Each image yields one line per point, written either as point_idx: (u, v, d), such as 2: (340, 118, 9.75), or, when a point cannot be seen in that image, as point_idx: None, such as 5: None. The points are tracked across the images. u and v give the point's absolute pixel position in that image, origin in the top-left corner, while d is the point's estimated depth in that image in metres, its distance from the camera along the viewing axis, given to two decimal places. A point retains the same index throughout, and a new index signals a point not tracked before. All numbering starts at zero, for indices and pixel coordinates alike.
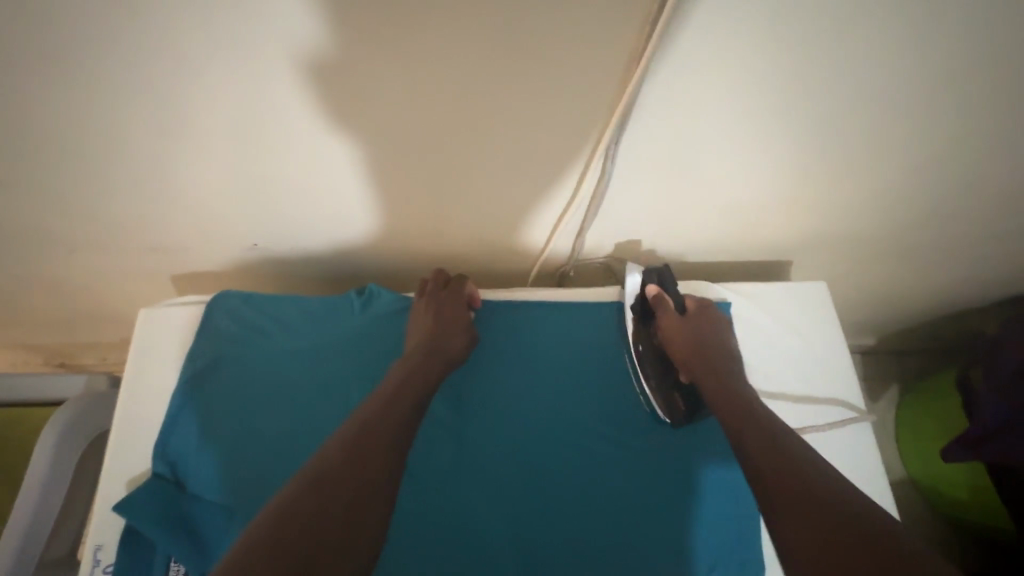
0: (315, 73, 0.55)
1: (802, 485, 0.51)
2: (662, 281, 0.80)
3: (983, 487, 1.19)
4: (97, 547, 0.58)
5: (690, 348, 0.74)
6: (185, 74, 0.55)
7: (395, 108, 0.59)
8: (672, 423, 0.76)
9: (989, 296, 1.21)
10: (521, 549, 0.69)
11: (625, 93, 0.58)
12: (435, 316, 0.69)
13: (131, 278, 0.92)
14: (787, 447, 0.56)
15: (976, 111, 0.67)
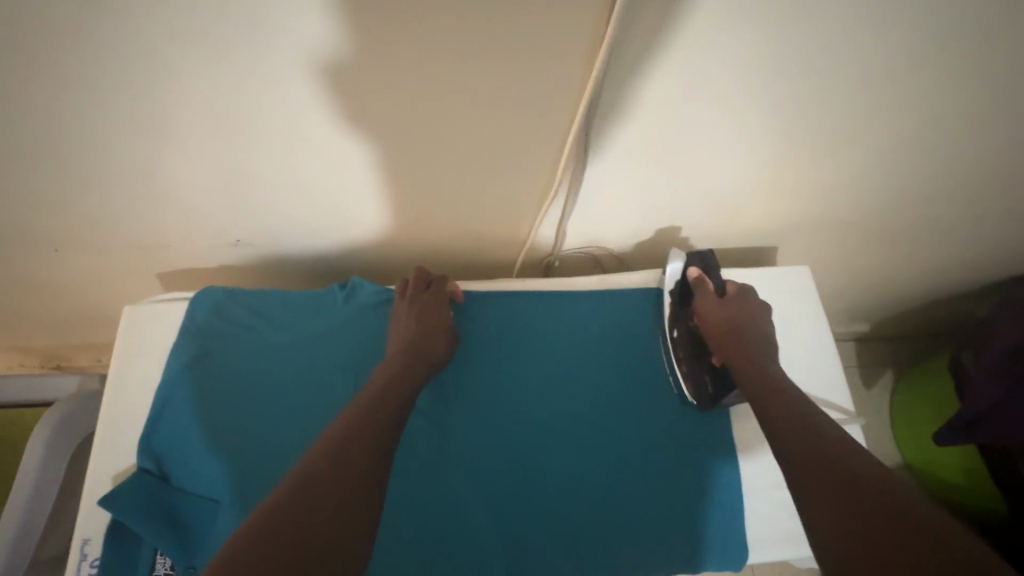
0: (282, 66, 0.54)
1: (831, 468, 0.50)
2: (705, 265, 0.80)
3: (978, 470, 1.19)
4: (84, 540, 0.58)
5: (724, 328, 0.72)
6: (158, 76, 0.54)
7: (372, 103, 0.59)
8: (698, 404, 0.77)
9: (979, 278, 1.20)
10: (508, 541, 0.69)
11: (588, 80, 0.57)
12: (416, 321, 0.68)
13: (115, 277, 0.91)
14: (822, 428, 0.55)
15: (957, 91, 0.66)
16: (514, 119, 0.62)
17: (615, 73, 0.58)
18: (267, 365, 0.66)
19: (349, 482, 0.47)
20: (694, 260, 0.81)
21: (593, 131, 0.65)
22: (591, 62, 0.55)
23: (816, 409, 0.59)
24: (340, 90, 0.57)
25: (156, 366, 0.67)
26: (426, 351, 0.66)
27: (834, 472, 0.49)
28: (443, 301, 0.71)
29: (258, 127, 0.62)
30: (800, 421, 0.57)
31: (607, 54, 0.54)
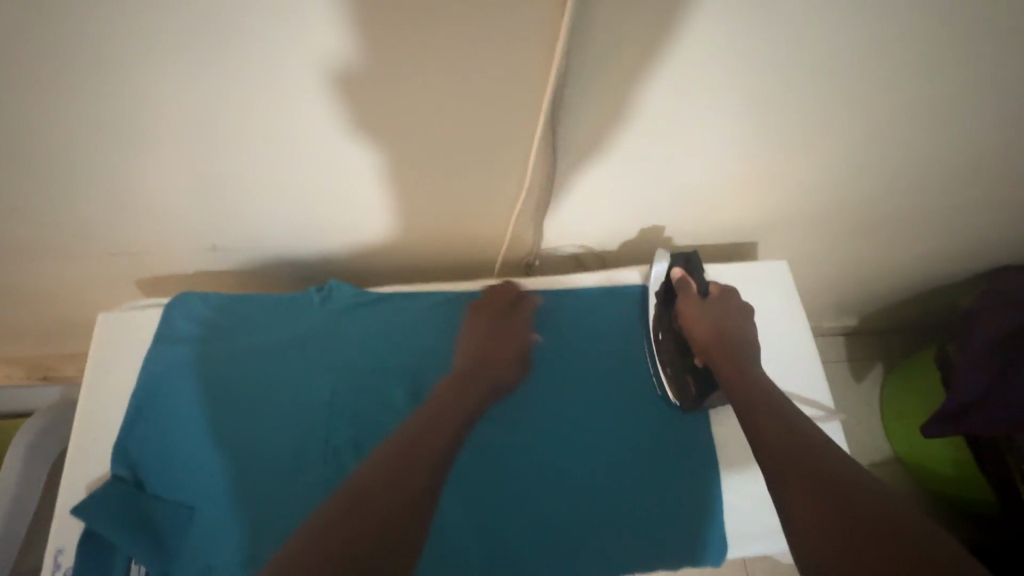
0: (250, 72, 0.54)
1: (813, 472, 0.50)
2: (688, 266, 0.80)
3: (966, 462, 1.20)
4: (57, 549, 0.58)
5: (708, 328, 0.73)
6: (118, 81, 0.54)
7: (335, 103, 0.58)
8: (682, 405, 0.76)
9: (963, 271, 1.21)
10: (487, 542, 0.68)
11: (549, 77, 0.56)
12: (488, 340, 0.67)
13: (90, 285, 0.90)
14: (803, 439, 0.54)
15: (927, 85, 0.67)
16: (482, 118, 0.62)
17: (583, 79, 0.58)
18: (243, 371, 0.66)
19: (403, 494, 0.46)
20: (676, 262, 0.81)
21: (561, 133, 0.64)
22: (551, 59, 0.55)
23: (794, 410, 0.59)
24: (302, 91, 0.57)
25: (129, 375, 0.66)
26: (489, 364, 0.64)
27: (817, 473, 0.50)
28: (524, 321, 0.71)
29: (224, 132, 0.61)
30: (781, 421, 0.57)
31: (574, 55, 0.54)
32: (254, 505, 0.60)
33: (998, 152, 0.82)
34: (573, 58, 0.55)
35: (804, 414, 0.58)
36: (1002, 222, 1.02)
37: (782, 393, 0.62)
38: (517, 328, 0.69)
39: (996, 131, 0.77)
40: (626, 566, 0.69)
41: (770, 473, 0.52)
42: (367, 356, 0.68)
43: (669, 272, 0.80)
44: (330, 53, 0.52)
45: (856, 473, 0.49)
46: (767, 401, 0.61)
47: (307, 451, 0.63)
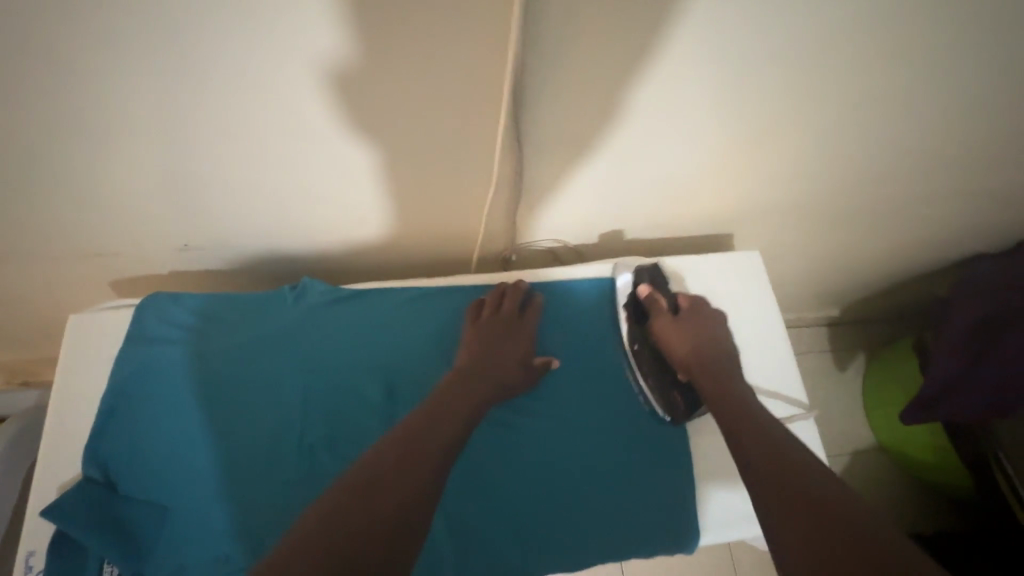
0: (211, 70, 0.54)
1: (795, 483, 0.50)
2: (654, 280, 0.79)
3: (945, 448, 1.22)
4: (28, 553, 0.58)
5: (686, 345, 0.71)
6: (72, 80, 0.53)
7: (294, 94, 0.58)
8: (673, 420, 0.74)
9: (939, 260, 1.22)
10: (461, 537, 0.67)
11: (506, 69, 0.56)
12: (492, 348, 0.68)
13: (58, 291, 0.88)
14: (784, 449, 0.54)
15: (891, 75, 0.67)
16: (445, 112, 0.61)
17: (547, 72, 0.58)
18: (217, 371, 0.65)
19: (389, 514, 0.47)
20: (642, 275, 0.80)
21: (525, 125, 0.64)
22: (506, 49, 0.54)
23: (770, 418, 0.60)
24: (259, 83, 0.56)
25: (98, 379, 0.65)
26: (496, 370, 0.66)
27: (797, 481, 0.50)
28: (530, 325, 0.73)
29: (186, 128, 0.61)
30: (759, 430, 0.58)
31: (536, 47, 0.54)
32: (229, 504, 0.60)
33: (968, 139, 0.82)
34: (529, 48, 0.54)
35: (783, 425, 0.59)
36: (977, 210, 1.03)
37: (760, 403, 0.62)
38: (523, 328, 0.72)
39: (963, 117, 0.77)
40: (602, 558, 0.68)
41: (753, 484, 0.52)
42: (341, 352, 0.68)
43: (636, 286, 0.78)
44: (283, 45, 0.52)
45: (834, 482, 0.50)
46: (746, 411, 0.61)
47: (282, 448, 0.63)
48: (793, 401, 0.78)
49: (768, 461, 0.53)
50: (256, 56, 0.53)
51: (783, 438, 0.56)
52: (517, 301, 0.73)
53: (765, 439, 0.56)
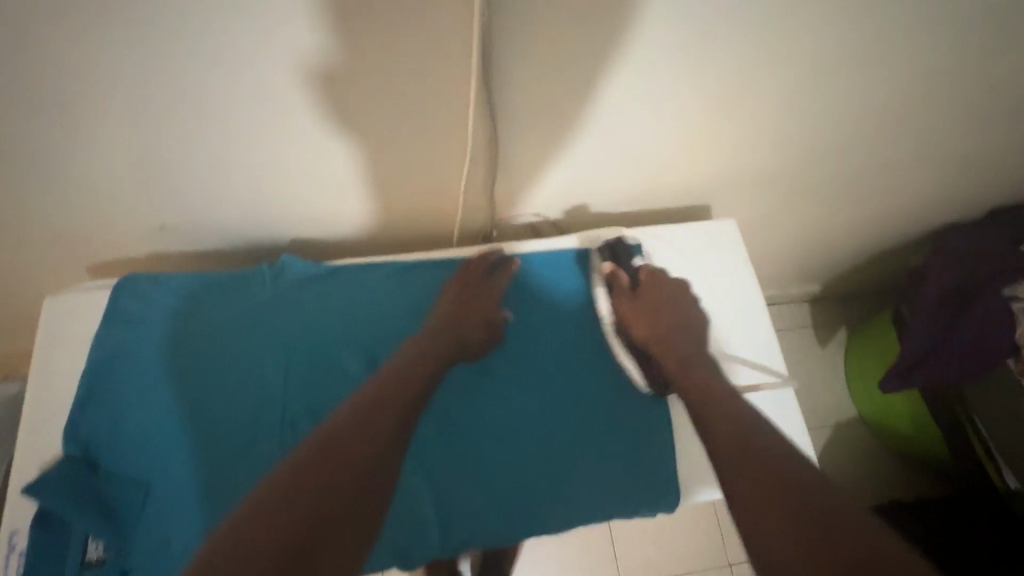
0: (174, 38, 0.53)
1: (757, 452, 0.51)
2: (616, 254, 0.78)
3: (922, 416, 1.24)
4: (11, 532, 0.57)
5: (645, 322, 0.71)
6: (28, 47, 0.52)
7: (261, 63, 0.57)
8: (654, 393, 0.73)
9: (913, 232, 1.24)
10: (445, 503, 0.68)
11: (474, 29, 0.55)
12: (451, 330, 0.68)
13: (30, 282, 0.86)
14: (749, 420, 0.55)
15: (861, 41, 0.68)
16: (416, 80, 0.61)
17: (516, 39, 0.57)
18: (197, 350, 0.65)
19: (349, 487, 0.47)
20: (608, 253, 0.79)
21: (497, 93, 0.64)
22: (472, 10, 0.54)
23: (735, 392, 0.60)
24: (225, 51, 0.55)
25: (76, 360, 0.65)
26: (460, 340, 0.67)
27: (762, 450, 0.51)
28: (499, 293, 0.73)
29: (154, 103, 0.59)
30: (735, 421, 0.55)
31: (504, 11, 0.54)
32: (213, 479, 0.60)
33: (939, 106, 0.83)
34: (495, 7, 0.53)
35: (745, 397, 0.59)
36: (950, 179, 1.04)
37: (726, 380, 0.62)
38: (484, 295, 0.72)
39: (932, 85, 0.78)
40: (582, 520, 0.70)
41: (720, 456, 0.52)
42: (323, 329, 0.68)
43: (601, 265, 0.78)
44: (249, 9, 0.51)
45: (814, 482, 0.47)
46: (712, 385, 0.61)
47: (264, 425, 0.63)
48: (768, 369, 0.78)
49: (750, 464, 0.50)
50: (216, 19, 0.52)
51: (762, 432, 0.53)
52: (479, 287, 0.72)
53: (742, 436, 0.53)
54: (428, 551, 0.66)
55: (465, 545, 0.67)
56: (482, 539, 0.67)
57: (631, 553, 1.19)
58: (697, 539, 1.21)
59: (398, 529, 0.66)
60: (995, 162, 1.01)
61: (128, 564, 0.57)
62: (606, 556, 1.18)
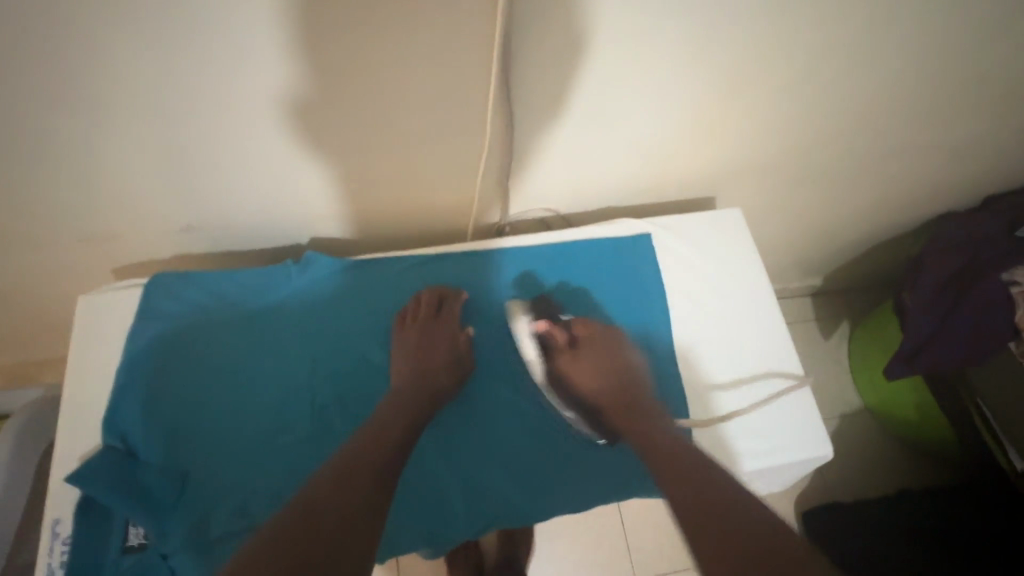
0: (212, 48, 0.56)
1: (697, 479, 0.54)
2: (548, 309, 0.75)
3: (926, 402, 1.26)
4: (55, 520, 0.59)
5: (595, 382, 0.69)
6: (72, 60, 0.54)
7: (290, 70, 0.59)
8: (608, 443, 0.71)
9: (910, 221, 1.27)
10: (468, 487, 0.70)
11: (495, 27, 0.58)
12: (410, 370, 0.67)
13: (57, 286, 0.88)
14: (687, 449, 0.59)
15: (857, 33, 0.72)
16: (436, 78, 0.64)
17: (533, 39, 0.61)
18: (228, 345, 0.68)
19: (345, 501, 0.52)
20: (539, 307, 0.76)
21: (513, 89, 0.67)
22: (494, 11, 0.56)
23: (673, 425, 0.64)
24: (260, 61, 0.58)
25: (110, 357, 0.67)
26: (428, 379, 0.67)
27: (702, 478, 0.54)
28: (450, 344, 0.71)
29: (187, 111, 0.62)
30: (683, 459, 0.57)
31: (523, 13, 0.57)
32: (248, 466, 0.63)
33: (935, 93, 0.86)
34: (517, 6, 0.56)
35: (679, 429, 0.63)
36: (943, 167, 1.07)
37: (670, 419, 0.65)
38: (434, 347, 0.69)
39: (925, 75, 0.82)
40: (601, 501, 0.71)
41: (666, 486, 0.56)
42: (346, 323, 0.71)
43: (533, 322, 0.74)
44: (282, 19, 0.54)
45: (761, 516, 0.50)
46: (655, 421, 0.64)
47: (293, 414, 0.66)
48: (768, 375, 0.77)
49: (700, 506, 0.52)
50: (254, 27, 0.54)
51: (706, 467, 0.56)
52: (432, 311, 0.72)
53: (688, 473, 0.55)
54: (454, 534, 0.68)
55: (489, 528, 0.69)
56: (505, 520, 0.69)
57: (643, 544, 1.20)
58: None
59: (424, 512, 0.68)
60: (988, 149, 1.04)
61: (168, 549, 0.59)
62: (618, 549, 1.19)
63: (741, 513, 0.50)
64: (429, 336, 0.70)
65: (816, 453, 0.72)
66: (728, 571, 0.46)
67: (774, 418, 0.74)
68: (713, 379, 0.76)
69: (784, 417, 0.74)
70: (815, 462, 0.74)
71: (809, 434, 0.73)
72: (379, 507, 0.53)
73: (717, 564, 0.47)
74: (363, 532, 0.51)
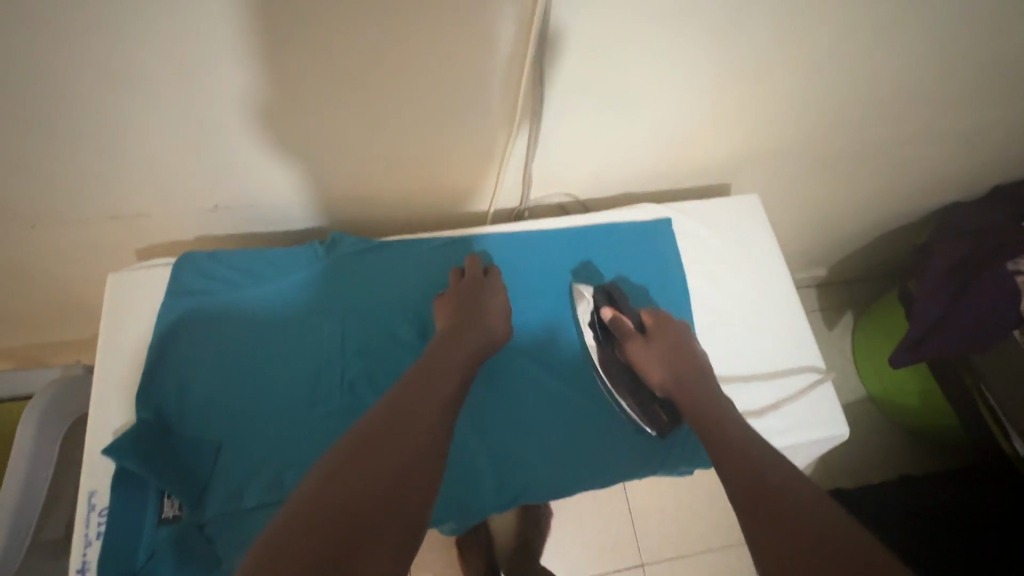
0: (250, 29, 0.56)
1: (748, 459, 0.56)
2: (612, 299, 0.78)
3: (931, 389, 1.28)
4: (91, 492, 0.60)
5: (662, 371, 0.72)
6: (112, 41, 0.54)
7: (327, 56, 0.60)
8: (661, 434, 0.74)
9: (917, 211, 1.29)
10: (496, 462, 0.71)
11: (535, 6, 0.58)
12: (456, 313, 0.70)
13: (78, 267, 0.88)
14: (744, 434, 0.60)
15: (879, 22, 0.73)
16: (470, 56, 0.63)
17: (566, 22, 0.61)
18: (259, 324, 0.69)
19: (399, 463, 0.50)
20: (601, 297, 0.78)
21: (545, 69, 0.67)
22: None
23: (730, 410, 0.65)
24: (298, 46, 0.58)
25: (142, 334, 0.68)
26: (471, 331, 0.68)
27: (756, 458, 0.56)
28: (500, 308, 0.72)
29: (223, 92, 0.63)
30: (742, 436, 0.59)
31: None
32: (280, 439, 0.64)
33: (953, 79, 0.87)
34: None
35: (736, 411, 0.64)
36: (954, 156, 1.09)
37: (731, 406, 0.66)
38: (485, 311, 0.70)
39: (942, 64, 0.83)
40: (621, 477, 0.73)
41: (721, 463, 0.58)
42: (374, 301, 0.72)
43: (597, 311, 0.78)
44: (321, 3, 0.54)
45: (819, 495, 0.50)
46: (712, 403, 0.66)
47: (324, 388, 0.67)
48: (788, 363, 0.78)
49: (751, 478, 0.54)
50: (297, 4, 0.54)
51: (755, 441, 0.59)
52: (478, 269, 0.75)
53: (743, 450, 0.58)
54: (486, 509, 0.69)
55: (516, 499, 0.70)
56: (533, 493, 0.71)
57: (650, 530, 1.22)
58: (713, 512, 1.24)
59: (454, 484, 0.69)
60: (1000, 137, 1.05)
61: (205, 519, 0.60)
62: (626, 534, 1.21)
63: (797, 492, 0.51)
64: (483, 299, 0.72)
65: (832, 432, 0.74)
66: (778, 537, 0.47)
67: (791, 403, 0.75)
68: (732, 360, 0.78)
69: (804, 409, 0.75)
70: (833, 441, 0.75)
71: (824, 412, 0.75)
72: (431, 471, 0.52)
73: (768, 530, 0.48)
74: (417, 500, 0.50)
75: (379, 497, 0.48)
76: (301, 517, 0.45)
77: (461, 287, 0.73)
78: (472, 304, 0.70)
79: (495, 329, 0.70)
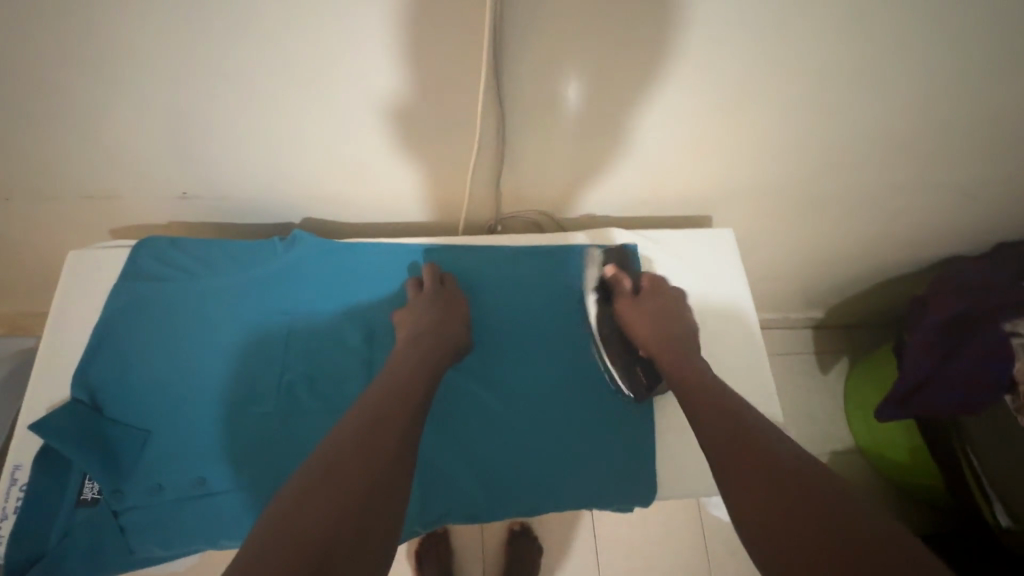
0: (197, 22, 0.56)
1: (748, 448, 0.51)
2: (621, 260, 0.81)
3: (918, 447, 1.23)
4: (15, 466, 0.61)
5: (645, 330, 0.71)
6: (67, 28, 0.56)
7: (274, 51, 0.60)
8: (636, 396, 0.74)
9: (915, 260, 1.24)
10: (424, 479, 0.70)
11: (484, 21, 0.57)
12: (416, 319, 0.69)
13: (57, 243, 0.90)
14: (741, 415, 0.56)
15: (859, 67, 0.70)
16: (427, 67, 0.62)
17: (518, 42, 0.60)
18: (205, 314, 0.69)
19: (371, 471, 0.49)
20: (609, 258, 0.81)
21: (506, 87, 0.66)
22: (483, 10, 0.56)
23: (732, 392, 0.59)
24: (245, 41, 0.58)
25: (90, 315, 0.69)
26: (426, 333, 0.67)
27: (752, 446, 0.51)
28: (461, 317, 0.72)
29: (181, 85, 0.63)
30: (729, 419, 0.55)
31: (505, 13, 0.56)
32: (208, 433, 0.64)
33: (947, 128, 0.83)
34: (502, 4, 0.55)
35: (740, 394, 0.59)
36: (953, 207, 1.05)
37: (731, 388, 0.60)
38: (444, 321, 0.69)
39: (931, 115, 0.80)
40: (553, 508, 0.70)
41: (713, 449, 0.53)
42: (325, 302, 0.72)
43: (603, 268, 0.80)
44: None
45: (831, 488, 0.46)
46: (702, 387, 0.61)
47: (261, 387, 0.67)
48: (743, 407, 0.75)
49: (748, 473, 0.49)
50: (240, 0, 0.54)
51: (754, 427, 0.54)
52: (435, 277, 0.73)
53: (735, 436, 0.53)
54: (408, 525, 0.68)
55: (440, 521, 0.69)
56: (458, 516, 0.69)
57: (614, 563, 1.18)
58: (677, 553, 1.20)
59: None
60: (1002, 190, 1.00)
61: (120, 507, 0.60)
62: (588, 565, 1.18)
63: (801, 484, 0.47)
64: (449, 311, 0.71)
65: None
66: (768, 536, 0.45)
67: None
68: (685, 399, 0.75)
69: None
70: None
71: None
72: (402, 484, 0.50)
73: (763, 528, 0.45)
74: (390, 510, 0.48)
75: (353, 503, 0.46)
76: (275, 527, 0.43)
77: (419, 299, 0.71)
78: (430, 314, 0.69)
79: (461, 343, 0.70)
